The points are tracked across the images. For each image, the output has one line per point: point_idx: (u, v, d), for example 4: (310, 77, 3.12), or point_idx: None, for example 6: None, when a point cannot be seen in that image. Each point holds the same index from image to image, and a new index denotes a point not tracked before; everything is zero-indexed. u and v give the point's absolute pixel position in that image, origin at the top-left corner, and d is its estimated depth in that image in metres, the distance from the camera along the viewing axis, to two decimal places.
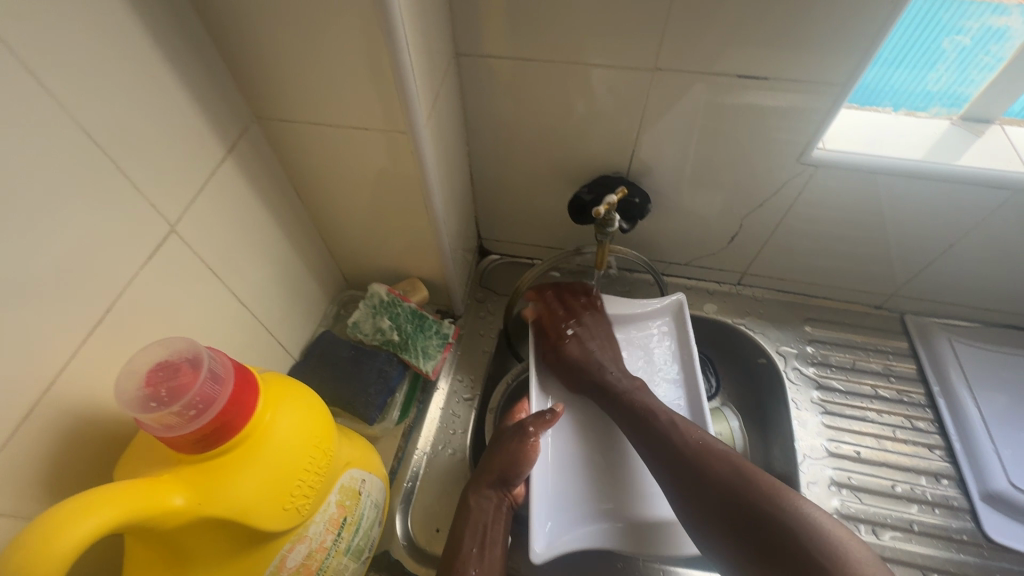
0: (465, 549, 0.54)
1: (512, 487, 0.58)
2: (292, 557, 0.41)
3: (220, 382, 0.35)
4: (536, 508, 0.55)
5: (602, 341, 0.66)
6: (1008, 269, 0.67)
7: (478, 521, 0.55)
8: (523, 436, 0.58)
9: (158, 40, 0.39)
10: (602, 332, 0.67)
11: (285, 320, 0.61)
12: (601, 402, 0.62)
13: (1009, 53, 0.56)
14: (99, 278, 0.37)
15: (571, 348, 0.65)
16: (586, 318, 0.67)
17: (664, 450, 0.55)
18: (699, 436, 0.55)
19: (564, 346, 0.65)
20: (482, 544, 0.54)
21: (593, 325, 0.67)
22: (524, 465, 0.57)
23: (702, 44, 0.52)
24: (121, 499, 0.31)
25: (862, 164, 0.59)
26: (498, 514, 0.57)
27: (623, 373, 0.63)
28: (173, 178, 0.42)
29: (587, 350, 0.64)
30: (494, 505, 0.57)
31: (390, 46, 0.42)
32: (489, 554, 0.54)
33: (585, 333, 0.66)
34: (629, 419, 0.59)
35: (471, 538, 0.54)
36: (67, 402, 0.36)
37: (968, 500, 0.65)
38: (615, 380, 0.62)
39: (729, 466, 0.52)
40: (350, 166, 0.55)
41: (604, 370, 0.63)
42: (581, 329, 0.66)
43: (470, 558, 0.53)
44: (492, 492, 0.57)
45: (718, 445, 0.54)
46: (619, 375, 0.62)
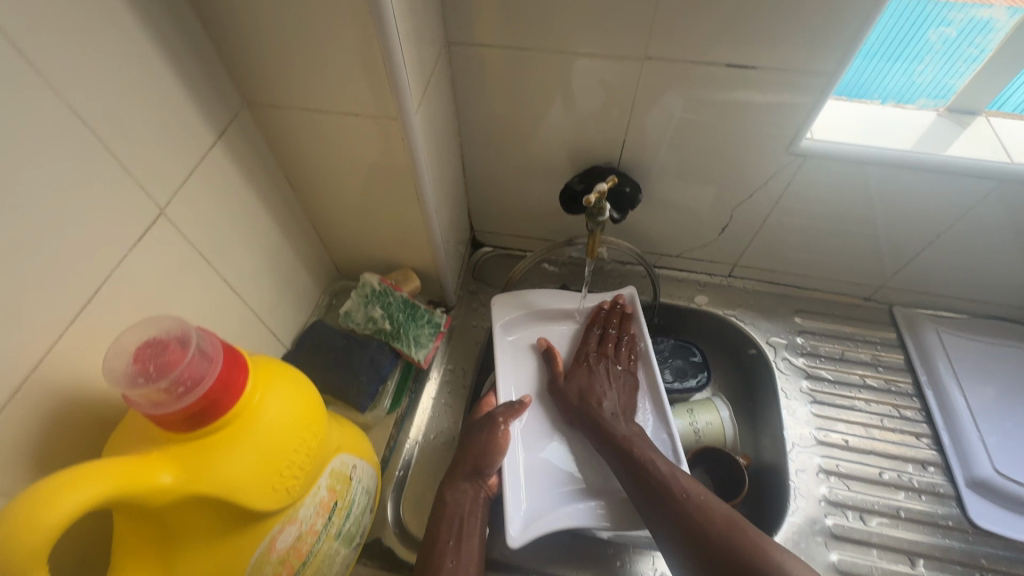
0: (442, 541, 0.53)
1: (487, 478, 0.58)
2: (282, 538, 0.41)
3: (209, 360, 0.35)
4: (509, 494, 0.57)
5: (615, 384, 0.64)
6: (994, 260, 0.68)
7: (454, 513, 0.55)
8: (493, 425, 0.60)
9: (148, 23, 0.39)
10: (622, 374, 0.65)
11: (276, 309, 0.61)
12: (591, 438, 0.60)
13: (993, 44, 0.57)
14: (88, 259, 0.37)
15: (580, 379, 0.64)
16: (609, 356, 0.66)
17: (654, 498, 0.53)
18: (698, 492, 0.52)
19: (572, 377, 0.65)
20: (459, 536, 0.53)
21: (614, 364, 0.66)
22: (496, 454, 0.58)
23: (692, 34, 0.53)
24: (110, 474, 0.31)
25: (851, 154, 0.60)
26: (474, 506, 0.56)
27: (625, 419, 0.61)
28: (163, 161, 0.42)
29: (596, 384, 0.63)
30: (470, 498, 0.57)
31: (380, 31, 0.42)
32: (467, 545, 0.53)
33: (602, 369, 0.65)
34: (617, 461, 0.57)
35: (448, 530, 0.54)
36: (55, 381, 0.36)
37: (954, 487, 0.66)
38: (612, 421, 0.60)
39: (723, 524, 0.49)
40: (341, 154, 0.55)
41: (603, 408, 0.61)
42: (599, 365, 0.65)
43: (448, 550, 0.52)
44: (467, 484, 0.57)
45: (715, 501, 0.52)
46: (618, 421, 0.60)
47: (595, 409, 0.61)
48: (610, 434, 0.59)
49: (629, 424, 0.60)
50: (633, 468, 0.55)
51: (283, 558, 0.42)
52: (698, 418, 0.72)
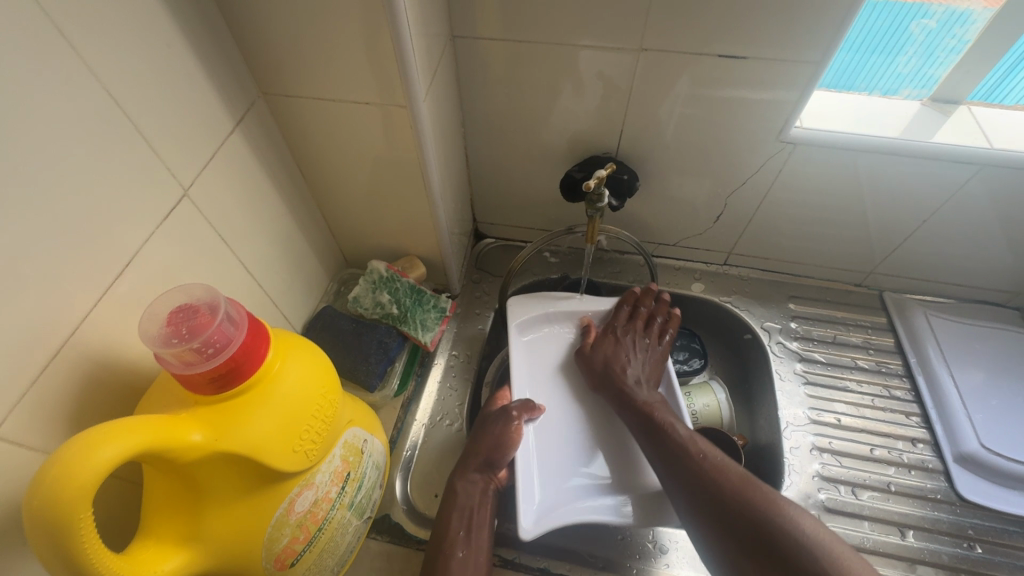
0: (453, 531, 0.55)
1: (497, 471, 0.60)
2: (299, 502, 0.43)
3: (236, 325, 0.37)
4: (522, 490, 0.57)
5: (643, 357, 0.67)
6: (978, 245, 0.71)
7: (465, 504, 0.57)
8: (507, 419, 0.61)
9: (172, 13, 0.42)
10: (649, 349, 0.68)
11: (288, 293, 0.64)
12: (614, 404, 0.64)
13: (973, 35, 0.60)
14: (119, 234, 0.40)
15: (607, 348, 0.68)
16: (639, 331, 0.69)
17: (670, 456, 0.56)
18: (714, 454, 0.55)
19: (602, 344, 0.68)
20: (469, 527, 0.56)
21: (643, 338, 0.69)
22: (509, 450, 0.60)
23: (685, 26, 0.55)
24: (146, 427, 0.33)
25: (838, 142, 0.63)
26: (484, 498, 0.58)
27: (647, 387, 0.64)
28: (186, 145, 0.45)
29: (623, 355, 0.67)
30: (479, 489, 0.59)
31: (391, 21, 0.45)
32: (477, 535, 0.56)
33: (631, 340, 0.68)
34: (640, 425, 0.61)
35: (458, 520, 0.56)
36: (89, 347, 0.38)
37: (942, 462, 0.68)
38: (634, 389, 0.64)
39: (738, 477, 0.52)
40: (351, 143, 0.58)
41: (628, 376, 0.65)
42: (628, 337, 0.68)
43: (458, 540, 0.54)
44: (478, 476, 0.59)
45: (730, 463, 0.54)
46: (640, 389, 0.64)
47: (620, 377, 0.65)
48: (632, 400, 0.63)
49: (651, 392, 0.64)
50: (653, 432, 0.59)
51: (301, 522, 0.44)
52: (696, 401, 0.74)
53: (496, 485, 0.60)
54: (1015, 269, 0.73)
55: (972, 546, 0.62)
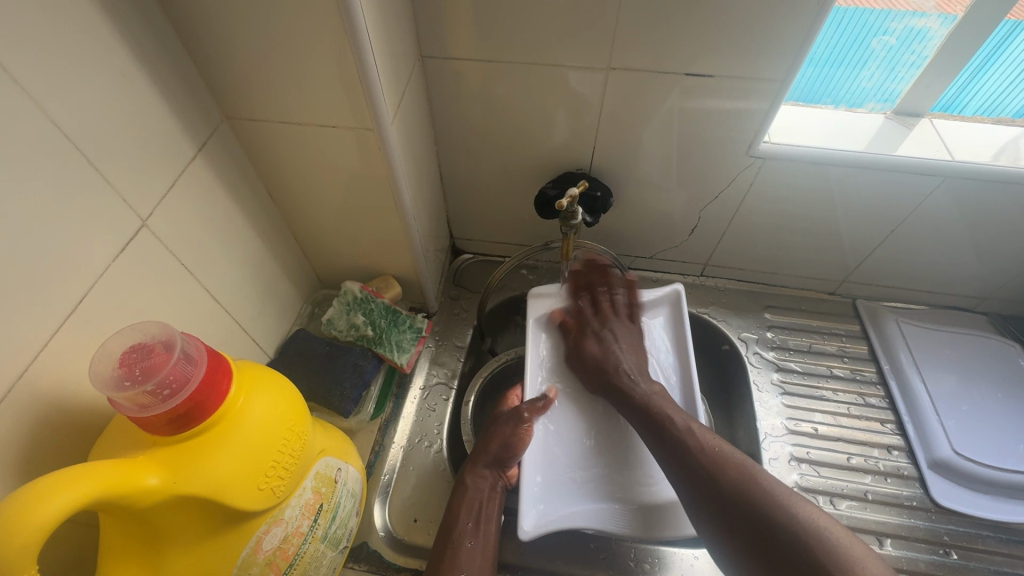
0: (461, 523, 0.56)
1: (507, 469, 0.60)
2: (268, 540, 0.42)
3: (194, 363, 0.36)
4: (525, 491, 0.58)
5: (625, 343, 0.67)
6: (944, 253, 0.73)
7: (474, 498, 0.58)
8: (518, 421, 0.62)
9: (126, 41, 0.41)
10: (630, 334, 0.68)
11: (258, 318, 0.62)
12: (616, 403, 0.63)
13: (930, 51, 0.61)
14: (72, 269, 0.39)
15: (593, 348, 0.67)
16: (612, 319, 0.70)
17: (675, 453, 0.55)
18: (716, 444, 0.54)
19: (585, 343, 0.68)
20: (478, 519, 0.56)
21: (620, 325, 0.69)
22: (521, 448, 0.60)
23: (652, 46, 0.56)
24: (97, 475, 0.32)
25: (805, 156, 0.63)
26: (493, 493, 0.59)
27: (644, 378, 0.64)
28: (144, 174, 0.44)
29: (610, 349, 0.67)
30: (489, 484, 0.59)
31: (355, 45, 0.45)
32: (484, 529, 0.56)
33: (609, 331, 0.68)
34: (641, 423, 0.60)
35: (466, 514, 0.57)
36: (40, 388, 0.37)
37: (917, 469, 0.69)
38: (630, 384, 0.63)
39: (739, 472, 0.52)
40: (319, 164, 0.57)
41: (622, 370, 0.64)
42: (605, 328, 0.69)
43: (466, 531, 0.55)
44: (488, 472, 0.60)
45: (734, 454, 0.54)
46: (636, 380, 0.63)
47: (613, 374, 0.64)
48: (630, 395, 0.62)
49: (649, 383, 0.63)
50: (655, 428, 0.58)
51: (270, 559, 0.43)
52: None
53: (507, 482, 0.60)
54: (980, 274, 0.75)
55: (948, 552, 0.63)
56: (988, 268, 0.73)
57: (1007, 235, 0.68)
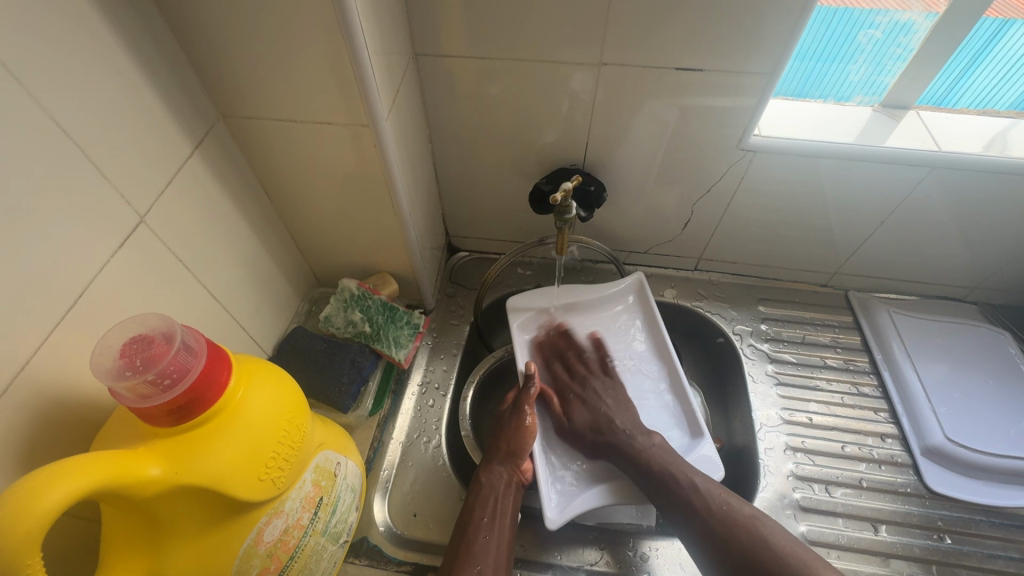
0: (477, 518, 0.56)
1: (521, 463, 0.61)
2: (268, 531, 0.42)
3: (194, 354, 0.37)
4: (545, 486, 0.60)
5: (614, 402, 0.66)
6: (933, 243, 0.74)
7: (489, 494, 0.58)
8: (520, 415, 0.64)
9: (123, 40, 0.41)
10: (611, 388, 0.68)
11: (256, 315, 0.63)
12: (618, 462, 0.62)
13: (916, 43, 0.62)
14: (71, 264, 0.39)
15: (581, 415, 0.66)
16: (590, 375, 0.70)
17: (677, 509, 0.56)
18: (723, 500, 0.55)
19: (573, 412, 0.67)
20: (493, 513, 0.56)
21: (600, 380, 0.69)
22: (527, 439, 0.62)
23: (643, 41, 0.57)
24: (98, 465, 0.32)
25: (794, 149, 0.64)
26: (508, 488, 0.59)
27: (641, 433, 0.63)
28: (141, 171, 0.44)
29: (598, 412, 0.66)
30: (504, 480, 0.59)
31: (349, 42, 0.45)
32: (500, 523, 0.56)
33: (592, 393, 0.68)
34: (646, 479, 0.59)
35: (482, 509, 0.57)
36: (41, 380, 0.37)
37: (910, 456, 0.70)
38: (630, 440, 0.62)
39: (744, 517, 0.53)
40: (315, 162, 0.57)
41: (618, 429, 0.63)
42: (586, 389, 0.68)
43: (482, 525, 0.55)
44: (502, 468, 0.60)
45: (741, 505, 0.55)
46: (633, 436, 0.62)
47: (609, 434, 0.63)
48: (634, 453, 0.61)
49: (648, 435, 0.62)
50: (660, 481, 0.58)
51: (271, 551, 0.43)
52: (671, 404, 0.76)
53: (521, 477, 0.61)
54: (969, 264, 0.76)
55: (942, 537, 0.64)
56: (976, 257, 0.75)
57: (996, 224, 0.69)
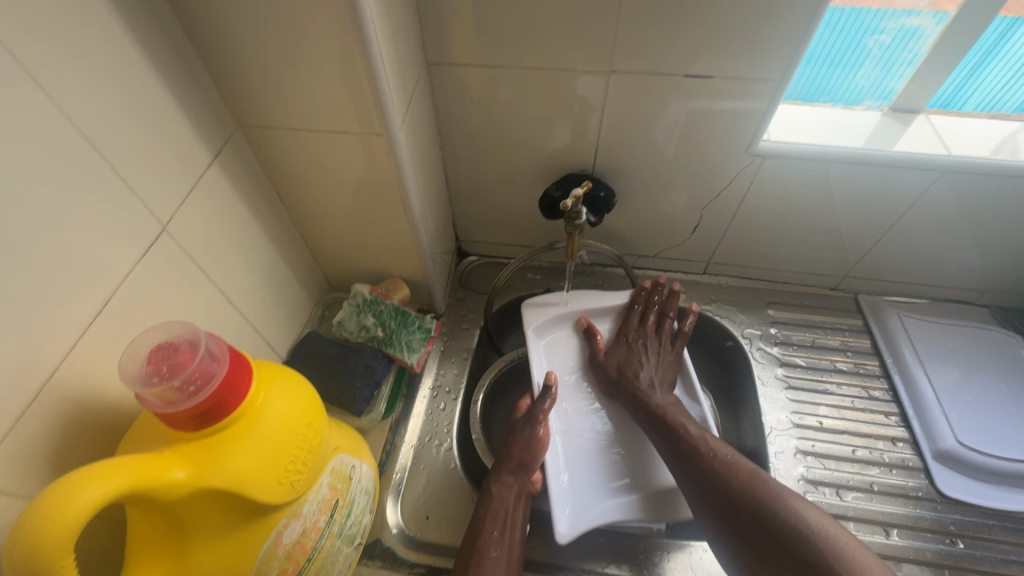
0: (486, 531, 0.56)
1: (531, 474, 0.62)
2: (287, 533, 0.43)
3: (217, 361, 0.38)
4: (556, 495, 0.60)
5: (657, 361, 0.69)
6: (944, 246, 0.74)
7: (499, 506, 0.58)
8: (534, 423, 0.64)
9: (145, 54, 0.42)
10: (661, 351, 0.70)
11: (271, 320, 0.64)
12: (628, 404, 0.67)
13: (924, 49, 0.63)
14: (96, 274, 0.40)
15: (620, 353, 0.70)
16: (645, 333, 0.71)
17: (686, 459, 0.58)
18: (727, 453, 0.57)
19: (612, 350, 0.71)
20: (503, 527, 0.57)
21: (653, 341, 0.71)
22: (539, 450, 0.62)
23: (651, 47, 0.57)
24: (127, 468, 0.33)
25: (803, 153, 0.65)
26: (518, 501, 0.60)
27: (661, 391, 0.66)
28: (162, 181, 0.45)
29: (634, 358, 0.69)
30: (514, 492, 0.60)
31: (365, 52, 0.46)
32: (509, 537, 0.57)
33: (640, 345, 0.70)
34: (652, 427, 0.62)
35: (492, 522, 0.57)
36: (68, 388, 0.38)
37: (922, 460, 0.69)
38: (647, 391, 0.66)
39: (746, 474, 0.54)
40: (329, 170, 0.58)
41: (641, 380, 0.67)
42: (637, 341, 0.71)
43: (492, 539, 0.56)
44: (512, 479, 0.61)
45: (743, 463, 0.56)
46: (653, 392, 0.66)
47: (631, 380, 0.67)
48: (646, 403, 0.64)
49: (665, 394, 0.66)
50: (667, 434, 0.61)
51: (289, 553, 0.44)
52: None
53: (531, 489, 0.61)
54: (980, 267, 0.76)
55: (954, 542, 0.64)
56: (987, 261, 0.74)
57: (1006, 227, 0.69)
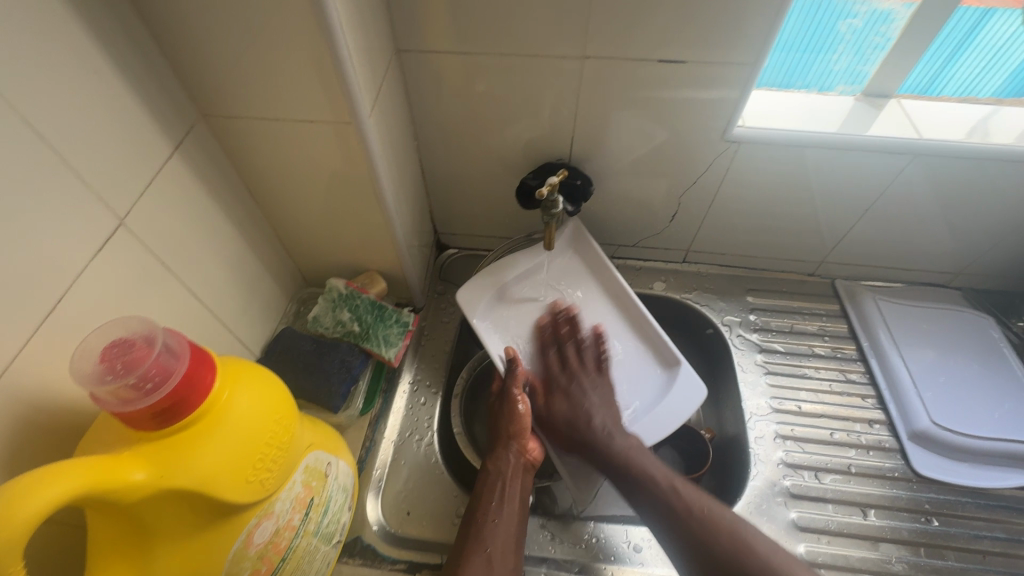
0: (484, 502, 0.57)
1: (524, 444, 0.63)
2: (258, 533, 0.42)
3: (177, 357, 0.36)
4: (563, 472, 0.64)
5: (598, 398, 0.65)
6: (916, 229, 0.74)
7: (496, 479, 0.59)
8: (511, 398, 0.64)
9: (98, 41, 0.41)
10: (600, 386, 0.66)
11: (243, 317, 0.62)
12: (589, 457, 0.63)
13: (896, 32, 0.63)
14: (50, 271, 0.38)
15: (563, 408, 0.65)
16: (579, 370, 0.67)
17: (662, 519, 0.56)
18: (702, 504, 0.55)
19: (554, 404, 0.66)
20: (501, 497, 0.58)
21: (589, 376, 0.66)
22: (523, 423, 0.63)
23: (625, 33, 0.57)
24: (82, 471, 0.31)
25: (777, 139, 0.65)
26: (515, 472, 0.61)
27: (620, 432, 0.62)
28: (120, 174, 0.44)
29: (579, 406, 0.64)
30: (510, 464, 0.61)
31: (329, 38, 0.45)
32: (508, 507, 0.57)
33: (578, 388, 0.65)
34: (618, 478, 0.60)
35: (490, 493, 0.58)
36: (19, 389, 0.37)
37: (898, 441, 0.71)
38: (606, 439, 0.61)
39: (728, 538, 0.53)
40: (298, 162, 0.57)
41: (595, 428, 0.62)
42: (572, 383, 0.66)
43: (490, 509, 0.57)
44: (505, 453, 0.62)
45: (722, 514, 0.55)
46: (611, 437, 0.62)
47: (586, 433, 0.62)
48: (607, 452, 0.61)
49: (626, 436, 0.62)
50: (635, 486, 0.58)
51: (262, 554, 0.43)
52: None
53: (527, 459, 0.63)
54: (952, 249, 0.77)
55: (930, 520, 0.65)
56: (958, 243, 0.76)
57: (976, 209, 0.70)
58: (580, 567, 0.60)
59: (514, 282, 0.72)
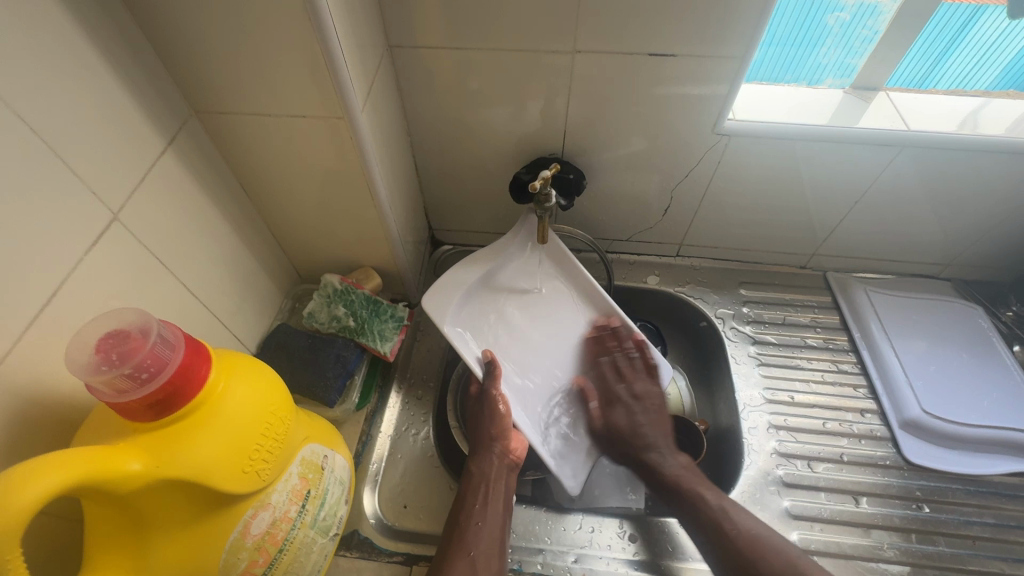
0: (468, 505, 0.58)
1: (508, 444, 0.62)
2: (255, 524, 0.42)
3: (172, 348, 0.37)
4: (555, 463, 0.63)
5: (652, 413, 0.69)
6: (906, 220, 0.75)
7: (480, 482, 0.59)
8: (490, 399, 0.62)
9: (89, 36, 0.41)
10: (651, 396, 0.69)
11: (238, 313, 0.62)
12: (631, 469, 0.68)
13: (883, 25, 0.64)
14: (44, 264, 0.39)
15: (621, 420, 0.68)
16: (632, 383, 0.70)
17: (707, 535, 0.58)
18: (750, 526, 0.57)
19: (614, 415, 0.68)
20: (485, 498, 0.58)
21: (641, 387, 0.69)
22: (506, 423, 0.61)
23: (616, 27, 0.57)
24: (79, 461, 0.32)
25: (767, 132, 0.65)
26: (499, 473, 0.61)
27: (670, 451, 0.67)
28: (113, 169, 0.44)
29: (636, 421, 0.68)
30: (494, 466, 0.61)
31: (320, 32, 0.45)
32: (492, 507, 0.58)
33: (635, 400, 0.69)
34: (665, 491, 0.64)
35: (474, 495, 0.59)
36: (14, 381, 0.37)
37: (889, 429, 0.71)
38: (658, 459, 0.66)
39: (782, 559, 0.53)
40: (291, 157, 0.57)
41: (650, 445, 0.67)
42: (631, 397, 0.69)
43: (474, 511, 0.57)
44: (489, 454, 0.61)
45: (771, 537, 0.56)
46: (665, 457, 0.66)
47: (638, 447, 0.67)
48: (659, 471, 0.65)
49: (674, 459, 0.66)
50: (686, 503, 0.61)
51: (259, 544, 0.43)
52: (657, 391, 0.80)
53: (511, 458, 0.62)
54: (941, 241, 0.78)
55: (921, 507, 0.66)
56: (947, 234, 0.76)
57: (964, 200, 0.71)
58: (576, 556, 0.61)
59: (504, 272, 0.71)
